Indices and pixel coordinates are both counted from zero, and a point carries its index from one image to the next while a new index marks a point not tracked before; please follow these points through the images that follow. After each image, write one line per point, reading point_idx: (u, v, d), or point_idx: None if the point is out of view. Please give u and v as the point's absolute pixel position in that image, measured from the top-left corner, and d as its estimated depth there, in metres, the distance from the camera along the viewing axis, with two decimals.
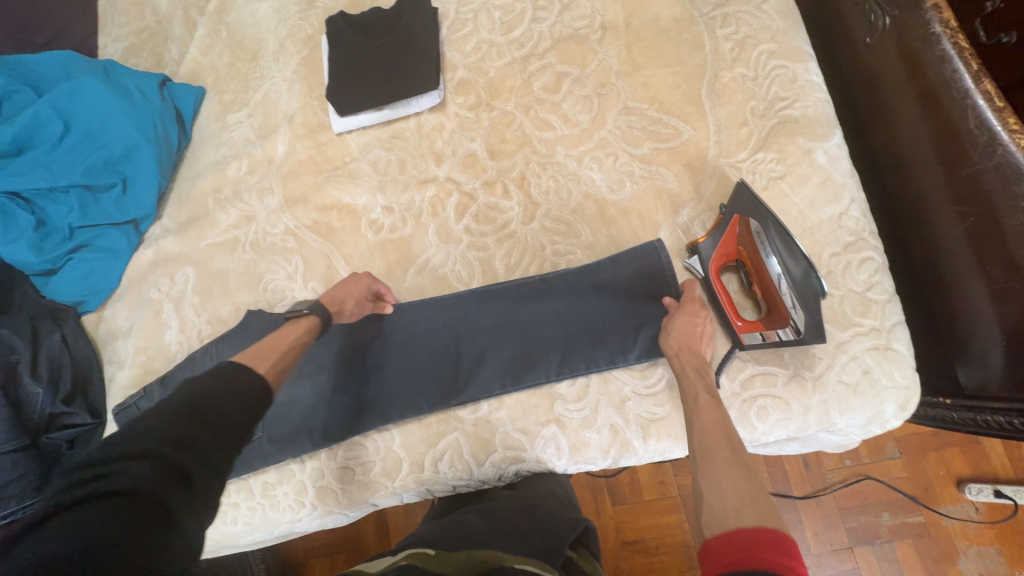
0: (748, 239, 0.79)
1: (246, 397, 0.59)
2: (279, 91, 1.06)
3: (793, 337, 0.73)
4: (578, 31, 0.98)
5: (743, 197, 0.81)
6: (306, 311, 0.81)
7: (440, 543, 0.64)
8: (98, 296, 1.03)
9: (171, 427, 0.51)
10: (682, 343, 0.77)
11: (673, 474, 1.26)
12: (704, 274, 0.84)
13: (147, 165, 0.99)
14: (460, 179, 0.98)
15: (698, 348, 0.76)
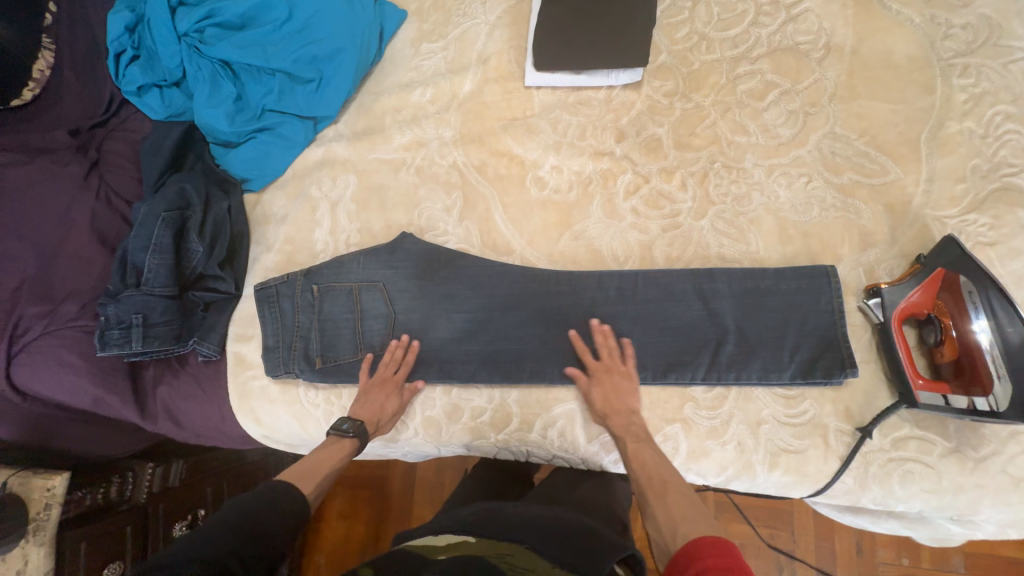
0: (952, 297, 0.76)
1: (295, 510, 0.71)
2: (479, 33, 1.08)
3: (988, 407, 0.71)
4: (798, 45, 0.95)
5: (949, 254, 0.77)
6: (350, 435, 0.84)
7: (476, 531, 0.73)
8: (263, 179, 1.07)
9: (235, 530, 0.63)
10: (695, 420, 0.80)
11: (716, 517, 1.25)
12: (886, 322, 0.79)
13: (345, 69, 1.03)
14: (637, 160, 0.97)
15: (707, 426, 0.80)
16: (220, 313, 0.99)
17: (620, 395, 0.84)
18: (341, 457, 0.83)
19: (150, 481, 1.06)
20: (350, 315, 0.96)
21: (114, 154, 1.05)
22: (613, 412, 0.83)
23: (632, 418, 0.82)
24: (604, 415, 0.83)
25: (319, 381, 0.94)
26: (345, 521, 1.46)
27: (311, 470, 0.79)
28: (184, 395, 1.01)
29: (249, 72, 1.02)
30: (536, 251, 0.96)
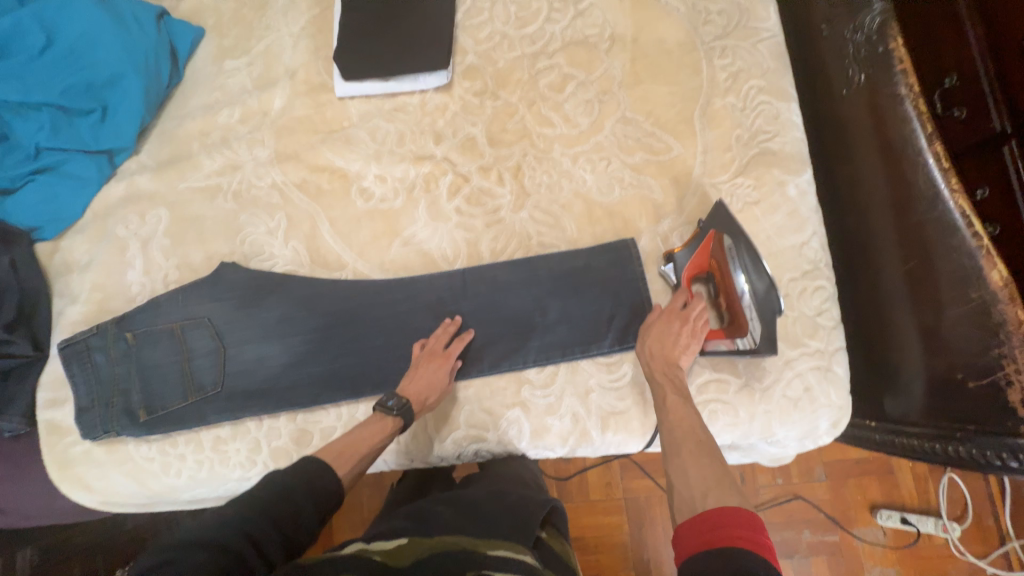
0: (718, 253, 0.86)
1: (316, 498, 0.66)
2: (283, 45, 1.04)
3: (749, 346, 0.83)
4: (588, 37, 1.02)
5: (720, 217, 0.87)
6: (395, 413, 0.82)
7: (409, 529, 0.68)
8: (58, 224, 0.97)
9: (245, 519, 0.59)
10: (654, 351, 0.83)
11: (619, 478, 1.32)
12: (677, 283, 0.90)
13: (133, 96, 0.95)
14: (457, 161, 1.00)
15: (670, 356, 0.82)
16: (21, 382, 0.90)
17: (670, 342, 0.83)
18: (384, 434, 0.81)
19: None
20: (175, 358, 0.91)
21: None
22: (661, 360, 0.82)
23: (677, 371, 0.81)
24: (653, 360, 0.83)
25: (148, 433, 0.88)
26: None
27: (347, 453, 0.76)
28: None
29: (10, 108, 0.90)
30: (368, 263, 0.96)
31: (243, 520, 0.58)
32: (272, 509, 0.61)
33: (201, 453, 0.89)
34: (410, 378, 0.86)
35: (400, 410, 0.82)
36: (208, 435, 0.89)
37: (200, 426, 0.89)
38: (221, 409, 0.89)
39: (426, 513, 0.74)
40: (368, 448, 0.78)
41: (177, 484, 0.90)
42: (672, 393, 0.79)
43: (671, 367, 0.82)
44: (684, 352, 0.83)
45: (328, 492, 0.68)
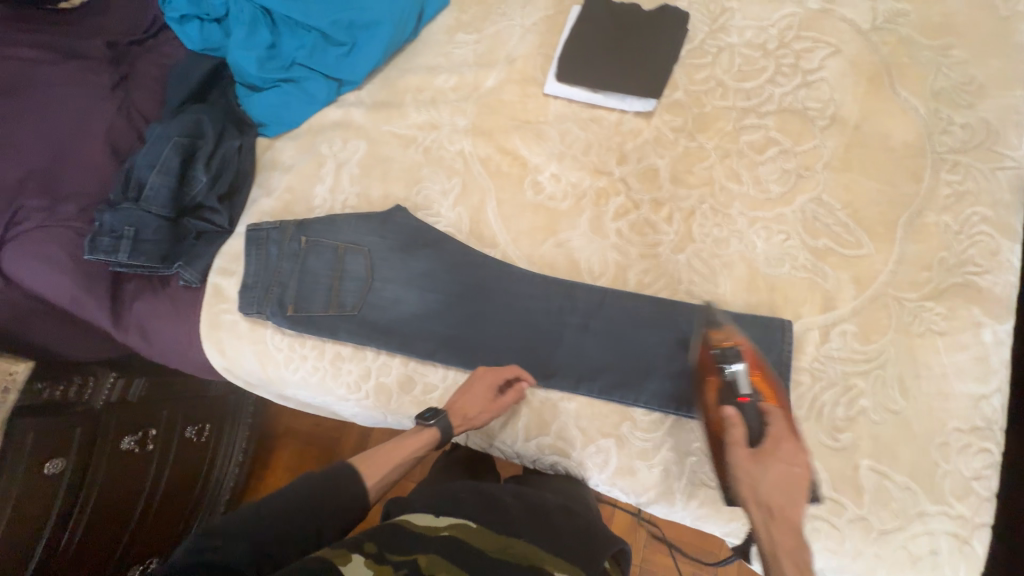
0: (773, 385, 0.79)
1: (339, 499, 0.74)
2: (512, 34, 1.12)
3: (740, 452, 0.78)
4: (806, 109, 0.99)
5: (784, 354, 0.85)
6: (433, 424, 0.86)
7: (477, 517, 0.73)
8: (279, 127, 1.11)
9: (281, 518, 0.69)
10: (775, 494, 0.67)
11: (642, 544, 1.24)
12: (746, 396, 0.76)
13: (379, 41, 1.07)
14: (632, 186, 1.01)
15: (789, 507, 0.66)
16: (209, 244, 1.03)
17: (787, 490, 0.67)
18: (419, 446, 0.85)
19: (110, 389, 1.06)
20: (330, 273, 0.99)
21: (144, 73, 1.09)
22: (779, 516, 0.66)
23: (792, 528, 0.66)
24: (771, 509, 0.67)
25: (288, 326, 0.97)
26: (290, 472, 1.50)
27: (378, 460, 0.83)
28: (159, 314, 1.05)
29: (287, 24, 1.06)
30: (518, 249, 1.00)
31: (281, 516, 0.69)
32: (298, 506, 0.71)
33: (321, 361, 0.98)
34: (462, 395, 0.89)
35: (437, 418, 0.86)
36: (332, 349, 0.98)
37: (329, 338, 0.97)
38: (352, 331, 0.97)
39: (489, 497, 0.78)
40: (404, 455, 0.84)
41: (287, 377, 1.00)
42: (782, 537, 0.66)
43: (766, 504, 0.67)
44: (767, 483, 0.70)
45: (353, 497, 0.76)
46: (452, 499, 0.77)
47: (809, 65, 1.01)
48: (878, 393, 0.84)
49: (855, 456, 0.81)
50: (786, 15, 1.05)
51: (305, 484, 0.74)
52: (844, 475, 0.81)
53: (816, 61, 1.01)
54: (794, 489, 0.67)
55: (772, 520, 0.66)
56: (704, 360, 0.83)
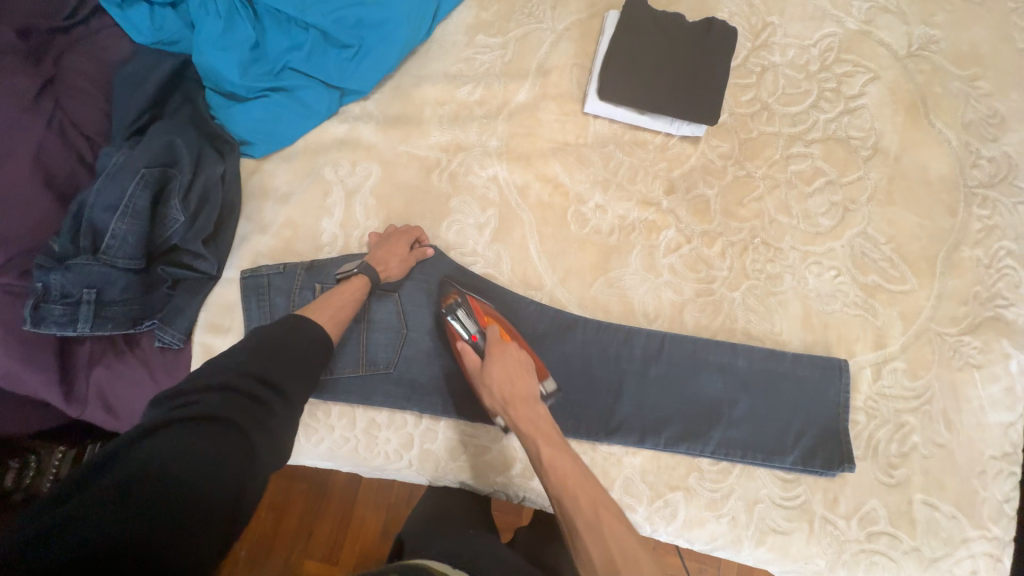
0: (491, 309, 0.86)
1: (280, 374, 0.60)
2: (543, 40, 0.99)
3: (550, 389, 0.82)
4: (849, 138, 0.98)
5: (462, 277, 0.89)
6: (358, 271, 0.81)
7: None
8: (268, 146, 0.91)
9: (217, 401, 0.53)
10: (508, 387, 0.76)
11: None
12: (475, 335, 0.81)
13: (391, 44, 0.90)
14: (683, 218, 0.95)
15: (520, 389, 0.76)
16: (191, 296, 0.83)
17: (523, 377, 0.77)
18: (357, 291, 0.79)
19: (58, 468, 0.85)
20: (353, 326, 0.86)
21: (76, 71, 0.83)
22: (518, 400, 0.75)
23: (537, 407, 0.76)
24: (506, 396, 0.75)
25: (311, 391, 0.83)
26: (275, 514, 1.18)
27: (307, 352, 0.65)
28: (129, 382, 0.80)
29: (275, 18, 0.87)
30: (567, 291, 0.91)
31: (230, 367, 0.58)
32: (235, 387, 0.55)
33: (350, 430, 0.85)
34: (377, 249, 0.85)
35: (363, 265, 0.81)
36: (363, 414, 0.85)
37: (360, 403, 0.85)
38: (387, 394, 0.85)
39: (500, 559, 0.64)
40: (338, 307, 0.76)
41: (309, 450, 0.85)
42: (538, 436, 0.72)
43: (518, 402, 0.75)
44: (530, 378, 0.78)
45: (296, 374, 0.62)
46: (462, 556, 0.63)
47: (851, 90, 0.99)
48: (926, 428, 0.87)
49: (909, 491, 0.85)
50: (826, 35, 1.01)
51: (253, 340, 0.62)
52: (900, 510, 0.84)
53: (857, 87, 0.99)
54: (527, 372, 0.78)
55: (511, 408, 0.75)
56: (448, 329, 0.84)
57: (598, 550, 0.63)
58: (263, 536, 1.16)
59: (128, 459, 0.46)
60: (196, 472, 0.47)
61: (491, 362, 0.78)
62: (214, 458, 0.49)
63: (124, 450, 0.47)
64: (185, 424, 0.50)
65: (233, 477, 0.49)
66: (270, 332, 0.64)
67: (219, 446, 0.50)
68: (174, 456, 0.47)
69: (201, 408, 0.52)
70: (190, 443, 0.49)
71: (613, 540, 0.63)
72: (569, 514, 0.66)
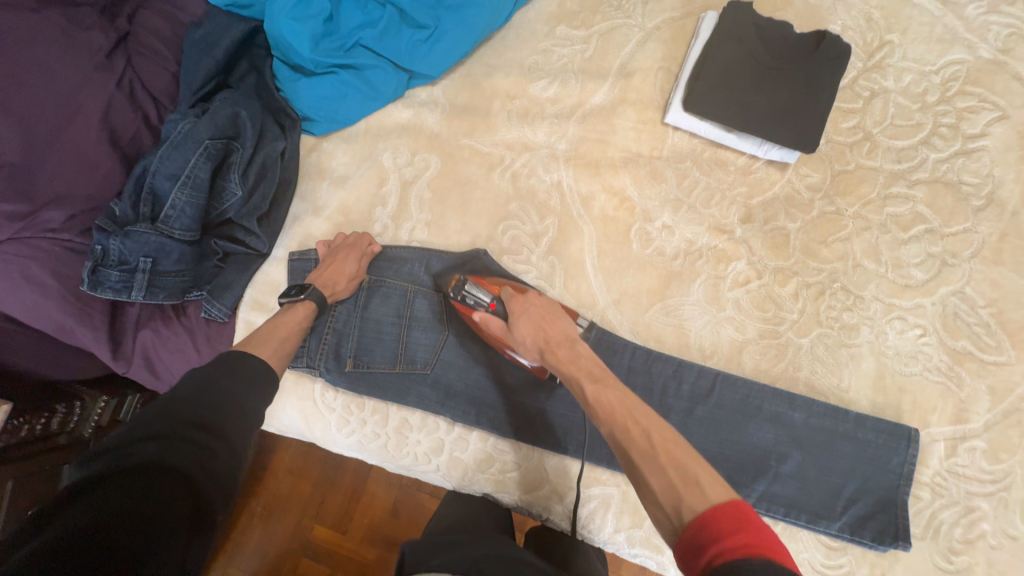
0: (497, 280, 0.83)
1: (223, 412, 0.57)
2: (629, 38, 0.92)
3: (584, 324, 0.82)
4: (961, 183, 0.87)
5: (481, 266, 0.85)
6: (302, 296, 0.76)
7: None
8: (330, 125, 0.88)
9: (157, 448, 0.50)
10: (534, 331, 0.73)
11: None
12: (492, 302, 0.77)
13: (469, 29, 0.84)
14: (756, 250, 0.87)
15: (549, 329, 0.74)
16: (240, 272, 0.82)
17: (552, 321, 0.75)
18: (300, 322, 0.76)
19: (101, 415, 0.87)
20: (395, 322, 0.83)
21: (147, 31, 0.82)
22: (554, 343, 0.72)
23: (575, 346, 0.73)
24: (543, 350, 0.72)
25: (349, 381, 0.82)
26: (292, 477, 1.20)
27: (250, 381, 0.63)
28: (174, 349, 0.80)
29: None
30: (620, 314, 0.86)
31: (167, 414, 0.54)
32: (174, 430, 0.52)
33: (382, 427, 0.83)
34: (326, 267, 0.80)
35: (308, 290, 0.77)
36: (396, 413, 0.83)
37: (395, 402, 0.83)
38: (422, 397, 0.82)
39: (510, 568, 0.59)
40: (285, 334, 0.73)
41: (339, 440, 0.85)
42: (581, 374, 0.69)
43: (546, 342, 0.72)
44: (555, 319, 0.76)
45: (239, 410, 0.59)
46: (471, 566, 0.58)
47: (972, 129, 0.88)
48: (999, 516, 0.79)
49: None
50: (953, 62, 0.90)
51: (191, 381, 0.59)
52: None
53: (980, 126, 0.88)
54: (555, 316, 0.76)
55: (550, 353, 0.72)
56: (461, 309, 0.81)
57: (660, 482, 0.55)
58: (279, 497, 1.19)
59: (52, 521, 0.42)
60: (135, 530, 0.43)
61: (518, 322, 0.74)
62: (160, 510, 0.46)
63: (52, 509, 0.43)
64: (124, 477, 0.47)
65: (183, 529, 0.46)
66: (206, 372, 0.60)
67: (165, 499, 0.47)
68: (113, 510, 0.44)
69: (137, 458, 0.49)
70: (128, 498, 0.45)
71: (674, 468, 0.55)
72: (623, 447, 0.60)
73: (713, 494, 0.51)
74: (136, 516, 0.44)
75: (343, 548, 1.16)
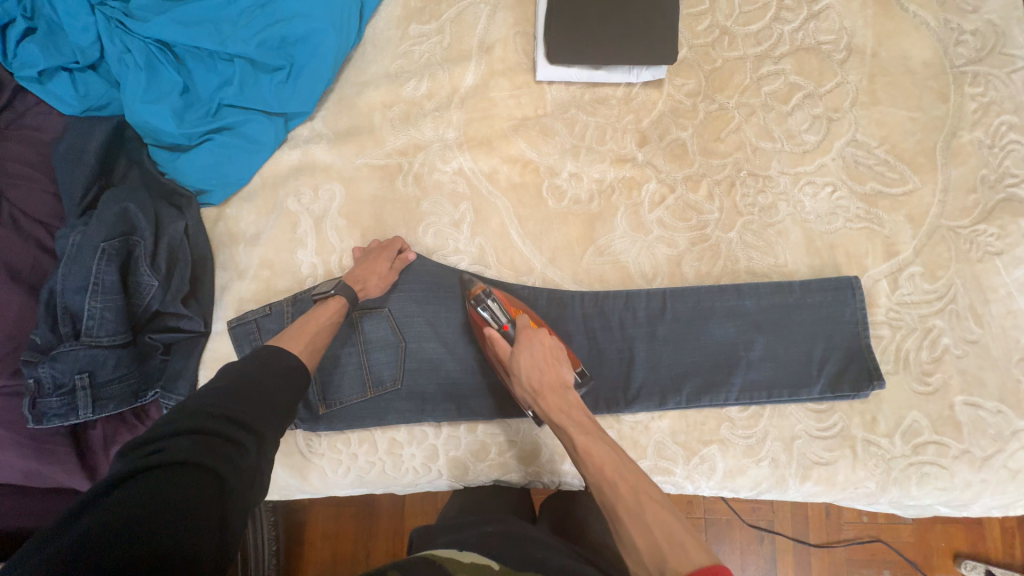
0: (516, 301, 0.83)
1: (253, 407, 0.59)
2: (478, 16, 0.94)
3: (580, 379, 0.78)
4: (820, 44, 0.92)
5: (425, 268, 0.87)
6: (333, 293, 0.79)
7: (505, 560, 0.57)
8: (225, 190, 0.89)
9: (187, 443, 0.52)
10: (536, 376, 0.73)
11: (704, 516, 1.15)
12: (505, 324, 0.78)
13: (324, 56, 0.86)
14: (662, 167, 0.91)
15: (552, 376, 0.73)
16: (185, 357, 0.82)
17: (553, 364, 0.75)
18: (330, 314, 0.77)
19: None
20: (351, 350, 0.84)
21: (11, 161, 0.81)
22: (548, 389, 0.72)
23: (568, 395, 0.73)
24: (535, 386, 0.72)
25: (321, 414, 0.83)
26: (330, 541, 1.18)
27: (279, 376, 0.64)
28: None
29: (197, 57, 0.84)
30: (559, 270, 0.88)
31: (201, 407, 0.57)
32: (206, 426, 0.55)
33: (374, 455, 0.84)
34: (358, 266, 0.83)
35: (337, 285, 0.80)
36: (383, 436, 0.84)
37: (377, 426, 0.84)
38: (401, 411, 0.84)
39: (515, 536, 0.63)
40: (316, 328, 0.75)
41: (339, 482, 0.85)
42: (571, 425, 0.69)
43: (540, 387, 0.72)
44: (560, 367, 0.75)
45: (271, 405, 0.61)
46: (477, 539, 0.62)
47: None
48: (955, 327, 0.83)
49: (949, 396, 0.81)
50: None
51: (226, 377, 0.61)
52: (943, 416, 0.81)
53: None
54: (558, 360, 0.76)
55: (542, 398, 0.72)
56: (474, 318, 0.82)
57: (643, 536, 0.55)
58: (324, 565, 1.17)
59: (90, 514, 0.45)
60: (165, 523, 0.45)
61: (517, 351, 0.74)
62: (191, 503, 0.48)
63: (91, 503, 0.46)
64: (157, 470, 0.49)
65: (211, 522, 0.48)
66: (240, 367, 0.63)
67: (193, 489, 0.49)
68: (146, 503, 0.46)
69: (172, 453, 0.51)
70: (160, 488, 0.48)
71: (660, 527, 0.55)
72: (607, 499, 0.61)
73: (699, 555, 0.52)
74: (165, 508, 0.46)
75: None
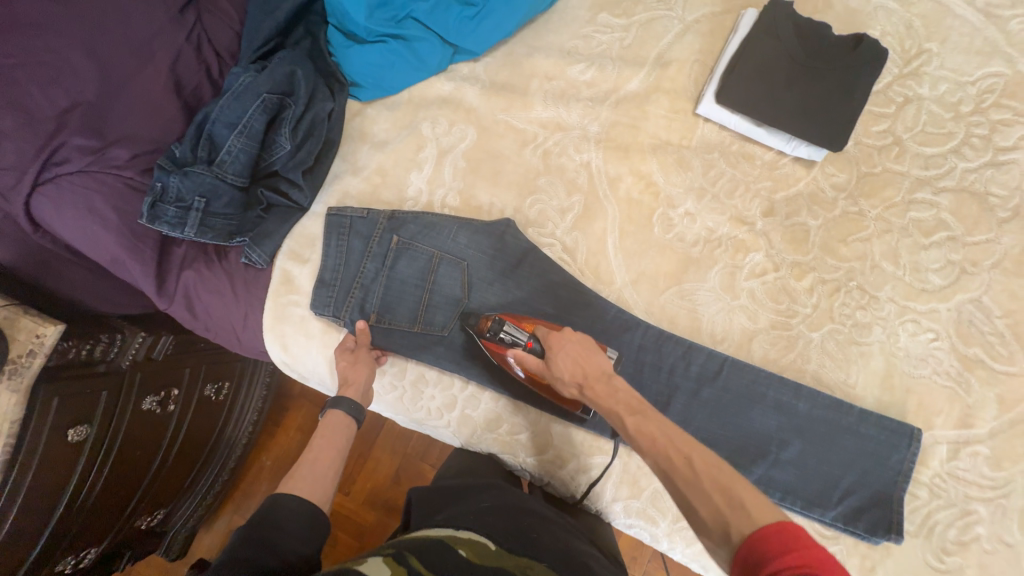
0: (529, 316, 0.82)
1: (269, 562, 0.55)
2: (668, 30, 0.95)
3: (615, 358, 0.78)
4: (988, 194, 0.88)
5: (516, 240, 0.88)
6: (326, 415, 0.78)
7: (497, 537, 0.60)
8: (376, 91, 0.94)
9: None
10: (576, 367, 0.70)
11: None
12: (528, 342, 0.76)
13: (516, 8, 0.89)
14: (775, 243, 0.89)
15: (588, 360, 0.70)
16: (281, 221, 0.87)
17: (589, 355, 0.71)
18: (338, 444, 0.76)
19: (138, 350, 0.80)
20: (420, 281, 0.87)
21: None
22: (593, 378, 0.68)
23: (613, 380, 0.68)
24: (581, 381, 0.68)
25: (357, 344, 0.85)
26: (304, 436, 1.23)
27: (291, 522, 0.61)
28: (213, 290, 0.86)
29: None
30: (636, 294, 0.89)
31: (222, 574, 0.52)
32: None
33: (399, 380, 0.88)
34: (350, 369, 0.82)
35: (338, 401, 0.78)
36: (414, 369, 0.88)
37: (415, 357, 0.87)
38: (439, 355, 0.86)
39: (513, 512, 0.66)
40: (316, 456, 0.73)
41: None
42: (620, 407, 0.64)
43: (586, 379, 0.69)
44: (594, 353, 0.72)
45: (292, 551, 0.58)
46: (474, 512, 0.65)
47: (1004, 141, 0.89)
48: (996, 522, 0.80)
49: None
50: (990, 75, 0.91)
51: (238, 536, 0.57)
52: None
53: (1013, 138, 0.88)
54: (591, 348, 0.73)
55: (588, 388, 0.68)
56: (496, 350, 0.80)
57: (706, 507, 0.52)
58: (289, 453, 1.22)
59: None
60: None
61: (556, 355, 0.71)
62: None
63: None
64: None
65: None
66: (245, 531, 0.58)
67: None
68: None
69: None
70: None
71: (719, 491, 0.52)
72: (667, 476, 0.57)
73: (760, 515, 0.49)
74: None
75: (345, 508, 1.19)
